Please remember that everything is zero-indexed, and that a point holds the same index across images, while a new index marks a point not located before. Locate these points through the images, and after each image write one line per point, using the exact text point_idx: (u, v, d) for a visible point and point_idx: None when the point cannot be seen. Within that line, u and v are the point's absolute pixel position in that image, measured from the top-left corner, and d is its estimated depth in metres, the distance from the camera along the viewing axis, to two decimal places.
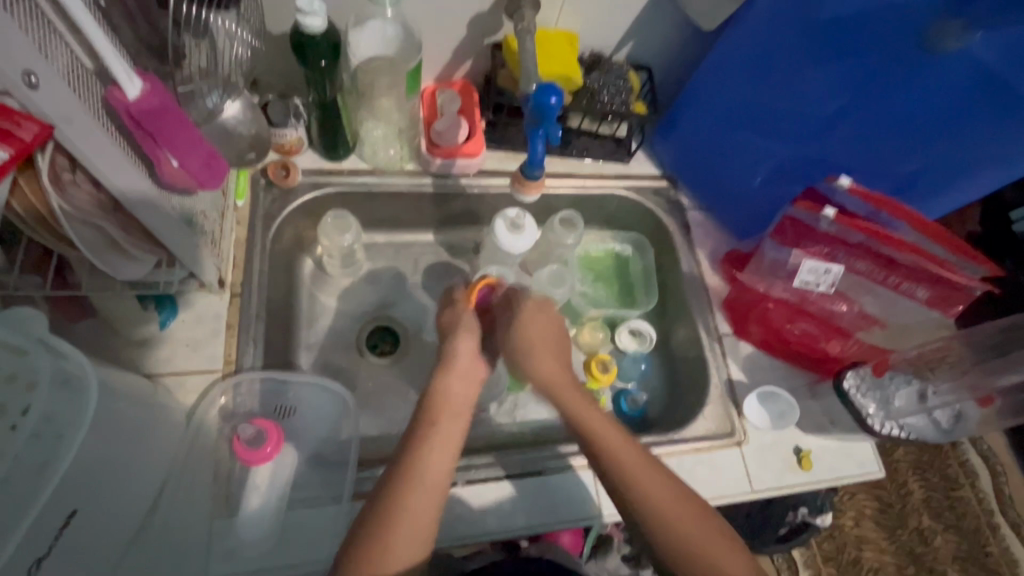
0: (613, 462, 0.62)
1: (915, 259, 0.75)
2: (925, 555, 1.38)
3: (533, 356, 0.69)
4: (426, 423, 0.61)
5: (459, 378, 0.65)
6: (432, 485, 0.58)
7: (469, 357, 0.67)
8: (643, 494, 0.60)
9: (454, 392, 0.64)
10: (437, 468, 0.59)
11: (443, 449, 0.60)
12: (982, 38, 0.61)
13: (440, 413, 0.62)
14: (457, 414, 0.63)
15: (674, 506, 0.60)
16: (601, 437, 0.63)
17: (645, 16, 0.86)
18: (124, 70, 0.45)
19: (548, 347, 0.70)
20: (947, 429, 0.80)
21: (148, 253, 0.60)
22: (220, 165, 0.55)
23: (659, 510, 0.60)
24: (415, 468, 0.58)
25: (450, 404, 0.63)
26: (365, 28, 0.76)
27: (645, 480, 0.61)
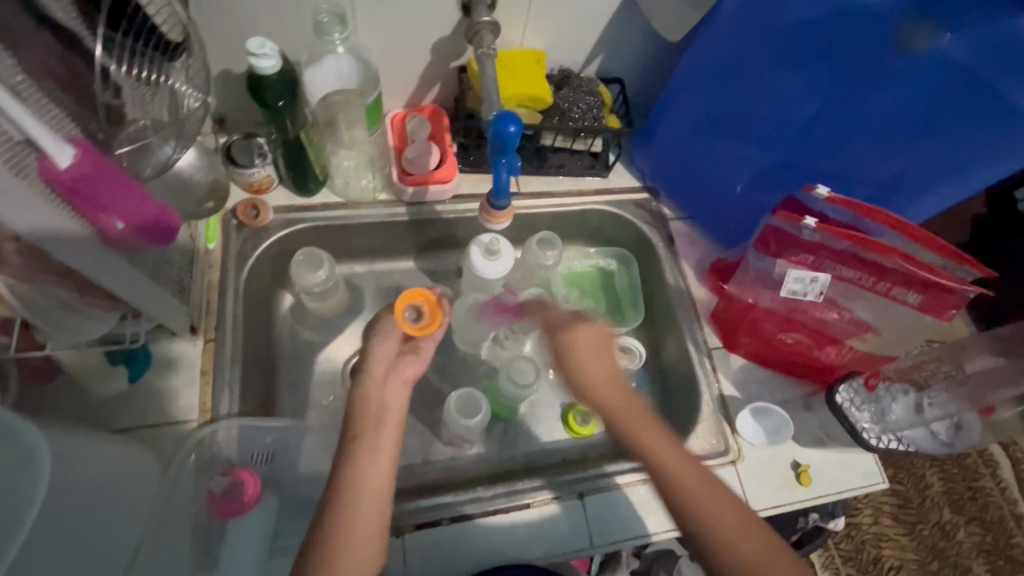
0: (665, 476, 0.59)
1: (903, 264, 0.71)
2: (948, 550, 1.33)
3: (584, 366, 0.67)
4: (351, 437, 0.59)
5: (379, 384, 0.64)
6: (373, 497, 0.56)
7: (387, 362, 0.66)
8: (701, 514, 0.57)
9: (372, 398, 0.62)
10: (375, 476, 0.57)
11: (380, 453, 0.58)
12: (952, 39, 0.59)
13: (366, 424, 0.60)
14: (379, 418, 0.61)
15: (740, 533, 0.56)
16: (660, 459, 0.60)
17: (612, 29, 0.84)
18: (53, 139, 0.44)
19: (604, 363, 0.68)
20: (948, 441, 0.78)
21: (106, 314, 0.61)
22: (167, 221, 0.56)
23: (721, 534, 0.56)
24: (353, 481, 0.56)
25: (369, 408, 0.61)
26: (320, 66, 0.75)
27: (702, 500, 0.58)
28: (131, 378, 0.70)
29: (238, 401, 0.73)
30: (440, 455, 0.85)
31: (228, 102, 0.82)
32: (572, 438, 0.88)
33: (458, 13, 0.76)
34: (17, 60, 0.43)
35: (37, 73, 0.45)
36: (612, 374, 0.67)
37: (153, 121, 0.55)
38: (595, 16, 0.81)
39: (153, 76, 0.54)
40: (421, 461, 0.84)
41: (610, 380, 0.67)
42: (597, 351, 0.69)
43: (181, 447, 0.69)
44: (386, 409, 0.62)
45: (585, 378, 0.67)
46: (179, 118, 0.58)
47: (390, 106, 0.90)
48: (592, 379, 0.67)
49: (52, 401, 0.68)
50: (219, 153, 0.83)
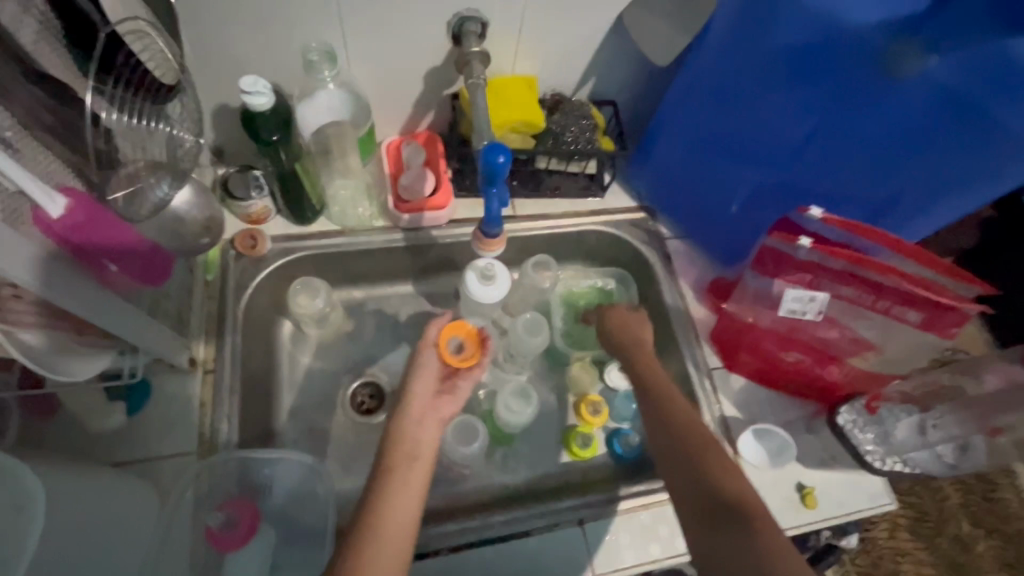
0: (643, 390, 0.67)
1: (901, 283, 0.71)
2: (968, 565, 1.30)
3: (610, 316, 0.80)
4: (382, 471, 0.57)
5: (416, 422, 0.63)
6: (393, 539, 0.52)
7: (426, 401, 0.66)
8: (667, 417, 0.63)
9: (409, 435, 0.61)
10: (401, 517, 0.54)
11: (407, 494, 0.55)
12: (939, 60, 0.60)
13: (398, 457, 0.59)
14: (413, 456, 0.59)
15: (689, 429, 0.61)
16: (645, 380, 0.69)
17: (602, 53, 0.84)
18: (46, 191, 0.46)
19: (627, 316, 0.80)
20: (954, 464, 0.78)
21: (100, 351, 0.62)
22: (159, 263, 0.61)
23: (675, 434, 0.61)
24: (377, 519, 0.53)
25: (404, 444, 0.60)
26: (311, 101, 0.76)
27: (670, 407, 0.64)
28: (129, 412, 0.71)
29: (236, 432, 0.73)
30: (441, 481, 0.84)
31: (226, 135, 0.84)
32: (574, 461, 0.88)
33: (449, 43, 0.77)
34: (8, 110, 0.44)
35: (30, 124, 0.46)
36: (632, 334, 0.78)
37: (148, 162, 0.56)
38: (584, 40, 0.82)
39: (147, 121, 0.56)
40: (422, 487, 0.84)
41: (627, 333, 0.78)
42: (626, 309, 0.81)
43: (179, 480, 0.69)
44: (420, 445, 0.60)
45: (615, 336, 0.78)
46: (174, 156, 0.60)
47: (385, 133, 0.91)
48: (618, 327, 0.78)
49: (51, 437, 0.68)
50: (216, 187, 0.84)
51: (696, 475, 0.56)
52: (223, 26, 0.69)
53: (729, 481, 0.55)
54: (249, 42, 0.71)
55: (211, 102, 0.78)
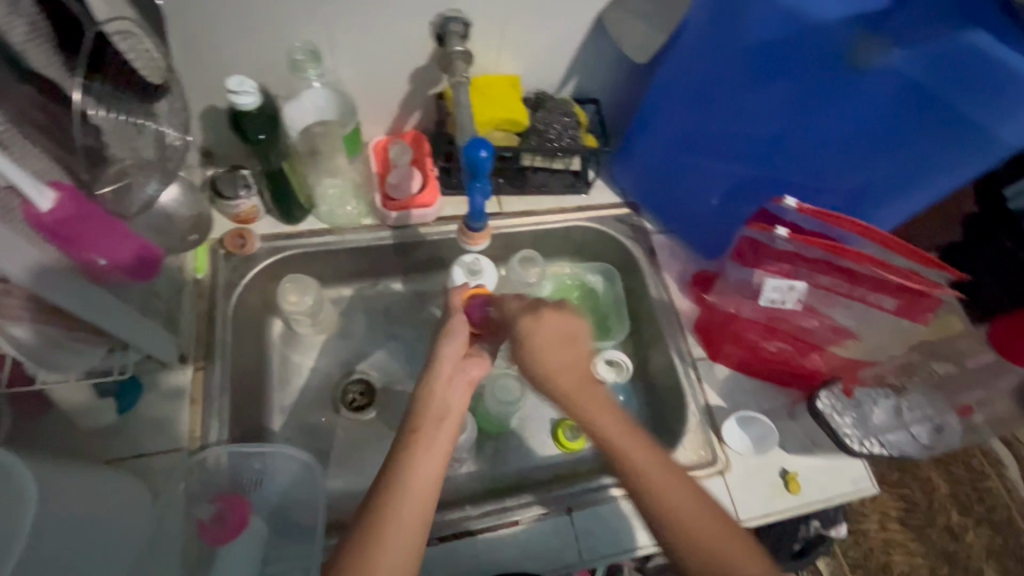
0: (637, 476, 0.57)
1: (876, 270, 0.72)
2: (958, 554, 1.32)
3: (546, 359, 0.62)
4: (410, 432, 0.59)
5: (445, 382, 0.63)
6: (419, 496, 0.55)
7: (452, 363, 0.65)
8: (665, 506, 0.56)
9: (437, 396, 0.62)
10: (425, 475, 0.56)
11: (432, 455, 0.57)
12: (902, 55, 0.62)
13: (426, 420, 0.59)
14: (440, 417, 0.60)
15: (697, 518, 0.56)
16: (626, 457, 0.58)
17: (584, 52, 0.86)
18: (35, 185, 0.46)
19: (564, 350, 0.62)
20: (928, 444, 0.80)
21: (92, 347, 0.63)
22: (150, 255, 0.59)
23: (682, 526, 0.55)
24: (403, 479, 0.55)
25: (432, 404, 0.61)
26: (299, 100, 0.78)
27: (668, 492, 0.56)
28: (120, 410, 0.72)
29: (228, 429, 0.74)
30: None
31: (215, 136, 0.85)
32: (563, 453, 0.89)
33: (432, 44, 0.79)
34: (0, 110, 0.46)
35: (22, 122, 0.47)
36: (575, 366, 0.62)
37: (136, 159, 0.57)
38: (565, 40, 0.84)
39: (137, 118, 0.56)
40: None
41: (573, 372, 0.61)
42: (558, 349, 0.62)
43: (170, 476, 0.70)
44: (448, 408, 0.60)
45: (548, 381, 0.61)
46: (163, 155, 0.61)
47: (372, 134, 0.92)
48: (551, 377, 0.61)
49: (43, 435, 0.69)
50: (205, 187, 0.84)
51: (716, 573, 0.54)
52: (210, 29, 0.70)
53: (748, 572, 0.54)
54: (235, 44, 0.73)
55: (199, 104, 0.80)
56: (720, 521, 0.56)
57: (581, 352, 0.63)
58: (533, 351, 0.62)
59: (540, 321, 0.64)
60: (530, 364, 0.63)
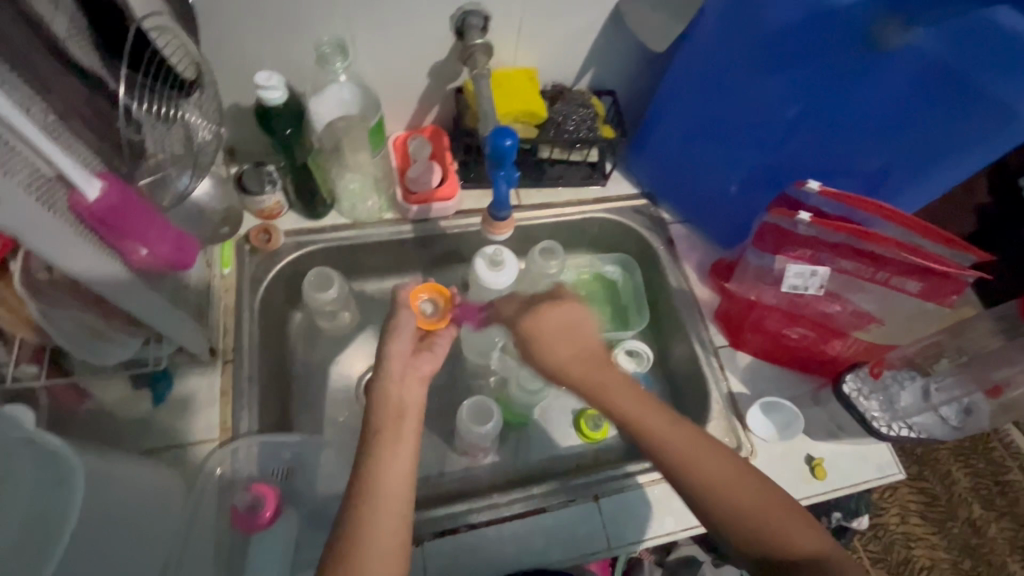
0: (673, 456, 0.58)
1: (899, 253, 0.72)
2: (980, 547, 1.29)
3: (552, 349, 0.65)
4: (374, 434, 0.59)
5: (398, 381, 0.63)
6: (393, 487, 0.55)
7: (403, 361, 0.65)
8: (705, 480, 0.57)
9: (393, 395, 0.62)
10: (396, 474, 0.56)
11: (398, 450, 0.57)
12: (925, 33, 0.62)
13: (387, 417, 0.59)
14: (400, 415, 0.60)
15: (738, 488, 0.57)
16: (666, 438, 0.59)
17: (602, 43, 0.87)
18: (83, 173, 0.47)
19: (570, 341, 0.65)
20: (958, 426, 0.78)
21: (131, 337, 0.64)
22: (189, 245, 0.59)
23: (727, 495, 0.56)
24: (377, 476, 0.56)
25: (390, 403, 0.60)
26: (324, 95, 0.78)
27: (707, 466, 0.58)
28: (154, 401, 0.73)
29: (257, 420, 0.75)
30: (455, 465, 0.86)
31: (239, 134, 0.86)
32: (585, 443, 0.89)
33: (452, 38, 0.80)
34: (48, 103, 0.46)
35: (67, 114, 0.48)
36: (580, 354, 0.65)
37: (171, 155, 0.59)
38: (584, 32, 0.85)
39: (167, 110, 0.58)
40: (437, 473, 0.86)
41: (580, 361, 0.64)
42: (567, 338, 0.66)
43: (203, 466, 0.71)
44: (406, 405, 0.61)
45: (557, 365, 0.65)
46: (193, 150, 0.62)
47: (392, 129, 0.93)
48: (562, 367, 0.64)
49: (80, 425, 0.70)
50: (231, 182, 0.86)
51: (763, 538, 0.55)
52: (238, 26, 0.71)
53: (802, 539, 0.54)
54: (261, 41, 0.74)
55: (224, 102, 0.81)
56: (765, 492, 0.57)
57: (584, 334, 0.66)
58: (533, 338, 0.66)
59: (543, 315, 0.67)
60: (543, 361, 0.65)
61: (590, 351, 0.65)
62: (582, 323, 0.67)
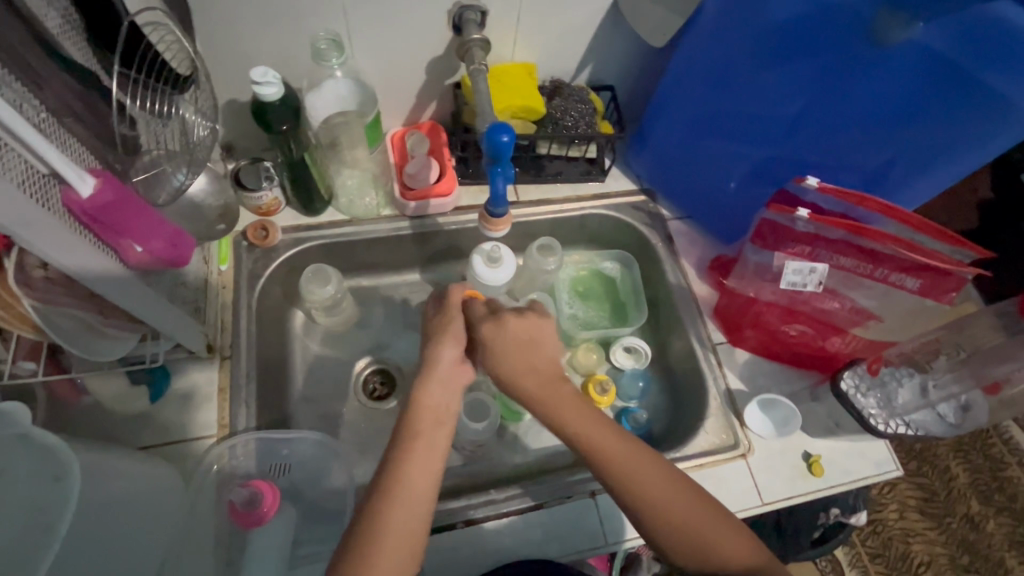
0: (617, 475, 0.57)
1: (898, 249, 0.72)
2: (978, 543, 1.29)
3: (505, 364, 0.62)
4: (409, 436, 0.58)
5: (439, 386, 0.62)
6: (419, 490, 0.56)
7: (449, 368, 0.63)
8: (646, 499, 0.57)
9: (433, 400, 0.61)
10: (421, 478, 0.56)
11: (429, 454, 0.57)
12: (926, 29, 0.62)
13: (424, 423, 0.59)
14: (437, 420, 0.60)
15: (685, 512, 0.56)
16: (614, 456, 0.58)
17: (600, 39, 0.87)
18: (76, 171, 0.47)
19: (528, 353, 0.63)
20: (956, 423, 0.78)
21: (126, 334, 0.64)
22: (185, 241, 0.59)
23: (669, 518, 0.56)
24: (402, 478, 0.56)
25: (428, 409, 0.60)
26: (320, 91, 0.79)
27: (651, 487, 0.57)
28: (151, 398, 0.73)
29: (255, 416, 0.75)
30: (453, 461, 0.86)
31: (236, 129, 0.86)
32: None
33: (450, 33, 0.79)
34: (41, 100, 0.46)
35: (60, 110, 0.48)
36: (538, 369, 0.62)
37: (166, 151, 0.59)
38: (582, 26, 0.84)
39: (163, 107, 0.58)
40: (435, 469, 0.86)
41: (538, 376, 0.61)
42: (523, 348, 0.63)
43: (200, 463, 0.71)
44: (446, 411, 0.61)
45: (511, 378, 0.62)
46: (189, 146, 0.62)
47: (390, 125, 0.93)
48: (517, 380, 0.61)
49: (78, 422, 0.70)
50: (228, 179, 0.85)
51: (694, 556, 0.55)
52: (233, 21, 0.71)
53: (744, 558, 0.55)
54: (257, 37, 0.74)
55: (221, 98, 0.81)
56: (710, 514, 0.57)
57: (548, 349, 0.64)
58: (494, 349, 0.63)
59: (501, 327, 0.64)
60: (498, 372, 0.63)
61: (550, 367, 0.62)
62: (543, 337, 0.64)
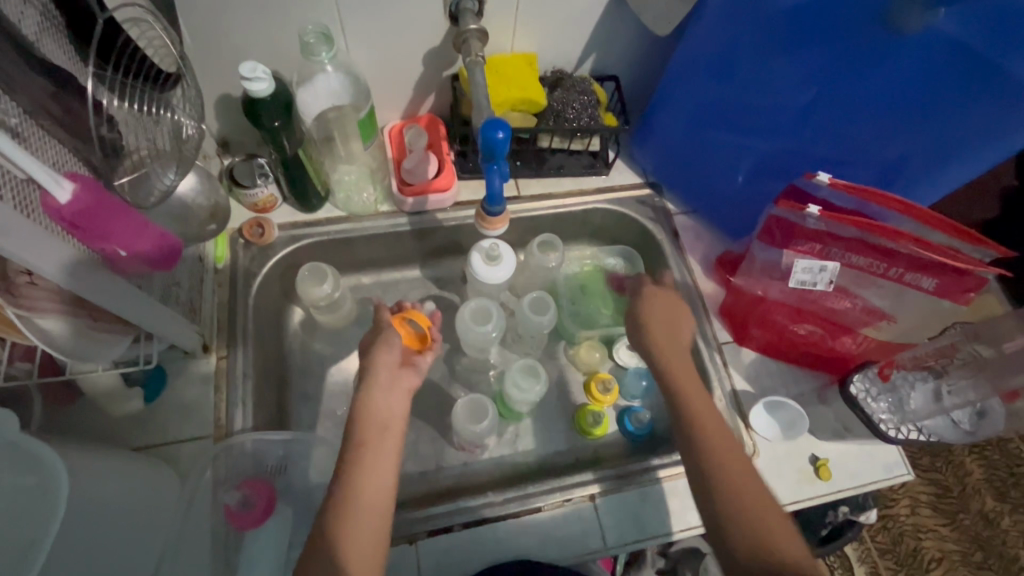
0: (693, 418, 0.64)
1: (913, 248, 0.68)
2: (993, 540, 1.25)
3: (652, 324, 0.74)
4: (356, 444, 0.59)
5: (384, 390, 0.63)
6: (375, 499, 0.56)
7: (390, 370, 0.65)
8: (706, 434, 0.63)
9: (378, 406, 0.62)
10: (377, 487, 0.57)
11: (379, 461, 0.58)
12: (945, 14, 0.58)
13: (371, 430, 0.60)
14: (384, 426, 0.61)
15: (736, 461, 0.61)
16: (727, 466, 0.61)
17: (604, 28, 0.83)
18: (52, 175, 0.45)
19: (668, 322, 0.75)
20: (971, 430, 0.77)
21: (117, 334, 0.64)
22: (171, 243, 0.59)
23: (722, 463, 0.61)
24: (356, 488, 0.56)
25: (374, 415, 0.61)
26: (311, 85, 0.76)
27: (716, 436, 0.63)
28: (145, 398, 0.73)
29: (251, 417, 0.75)
30: (452, 462, 0.85)
31: (230, 125, 0.85)
32: (586, 440, 0.88)
33: (446, 23, 0.76)
34: (15, 101, 0.45)
35: (38, 113, 0.46)
36: (672, 336, 0.74)
37: (153, 149, 0.58)
38: (585, 14, 0.81)
39: (152, 107, 0.58)
40: (434, 468, 0.85)
41: (669, 338, 0.73)
42: (673, 316, 0.76)
43: (196, 463, 0.71)
44: (391, 416, 0.62)
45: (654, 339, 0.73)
46: (179, 146, 0.62)
47: (387, 118, 0.91)
48: (654, 338, 0.73)
49: (74, 423, 0.71)
50: (223, 177, 0.85)
51: (733, 490, 0.59)
52: (222, 14, 0.69)
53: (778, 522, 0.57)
54: (248, 29, 0.72)
55: (214, 93, 0.80)
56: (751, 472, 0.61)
57: (682, 327, 0.75)
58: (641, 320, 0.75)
59: (652, 296, 0.77)
60: (644, 332, 0.74)
61: (666, 339, 0.73)
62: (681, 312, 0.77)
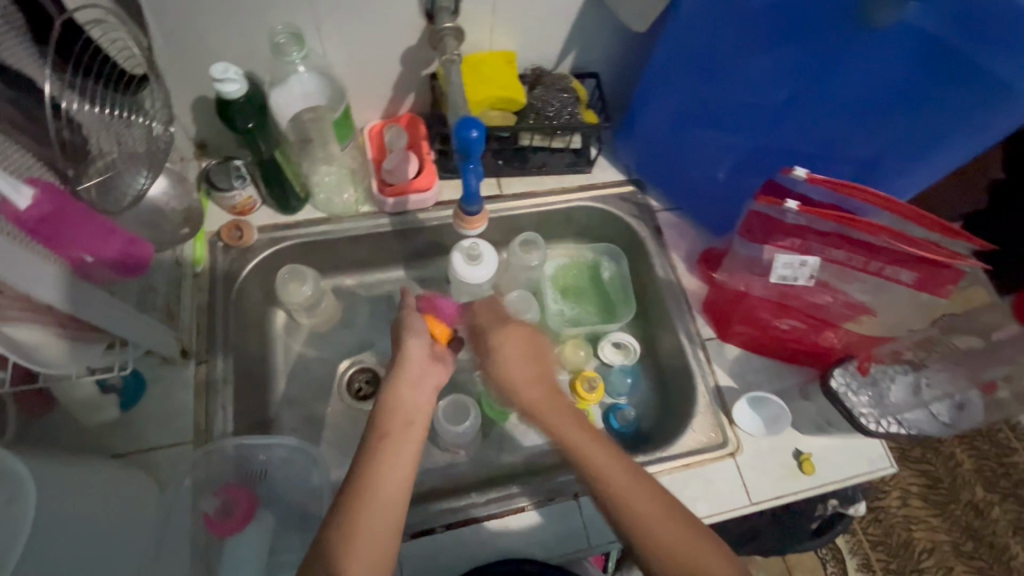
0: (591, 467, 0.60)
1: (892, 242, 0.68)
2: (982, 529, 1.27)
3: (506, 372, 0.68)
4: (379, 435, 0.59)
5: (411, 385, 0.64)
6: (391, 494, 0.56)
7: (421, 364, 0.66)
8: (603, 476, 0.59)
9: (405, 400, 0.63)
10: (394, 481, 0.57)
11: (398, 454, 0.58)
12: (917, 9, 0.58)
13: (395, 424, 0.60)
14: (408, 418, 0.61)
15: (647, 503, 0.58)
16: (643, 519, 0.57)
17: (582, 25, 0.83)
18: (11, 182, 0.45)
19: (526, 365, 0.68)
20: (949, 422, 0.78)
21: (90, 341, 0.63)
22: (139, 248, 0.61)
23: (630, 512, 0.57)
24: (375, 480, 0.56)
25: (399, 408, 0.62)
26: (287, 85, 0.75)
27: (614, 476, 0.59)
28: (123, 405, 0.72)
29: (232, 421, 0.75)
30: (437, 462, 0.85)
31: (207, 128, 0.84)
32: None
33: (422, 22, 0.76)
34: None
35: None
36: (544, 380, 0.68)
37: (127, 153, 0.58)
38: (561, 12, 0.80)
39: (122, 111, 0.58)
40: (420, 469, 0.85)
41: (544, 386, 0.67)
42: (521, 357, 0.69)
43: (176, 469, 0.70)
44: (416, 410, 0.62)
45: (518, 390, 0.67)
46: (152, 147, 0.61)
47: (367, 118, 0.90)
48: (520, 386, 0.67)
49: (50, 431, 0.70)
50: (201, 181, 0.84)
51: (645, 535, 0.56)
52: (193, 15, 0.68)
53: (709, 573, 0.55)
54: (220, 30, 0.71)
55: (189, 95, 0.79)
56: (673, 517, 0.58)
57: (540, 364, 0.69)
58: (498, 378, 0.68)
59: (499, 337, 0.71)
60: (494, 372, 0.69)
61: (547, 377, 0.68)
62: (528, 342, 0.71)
